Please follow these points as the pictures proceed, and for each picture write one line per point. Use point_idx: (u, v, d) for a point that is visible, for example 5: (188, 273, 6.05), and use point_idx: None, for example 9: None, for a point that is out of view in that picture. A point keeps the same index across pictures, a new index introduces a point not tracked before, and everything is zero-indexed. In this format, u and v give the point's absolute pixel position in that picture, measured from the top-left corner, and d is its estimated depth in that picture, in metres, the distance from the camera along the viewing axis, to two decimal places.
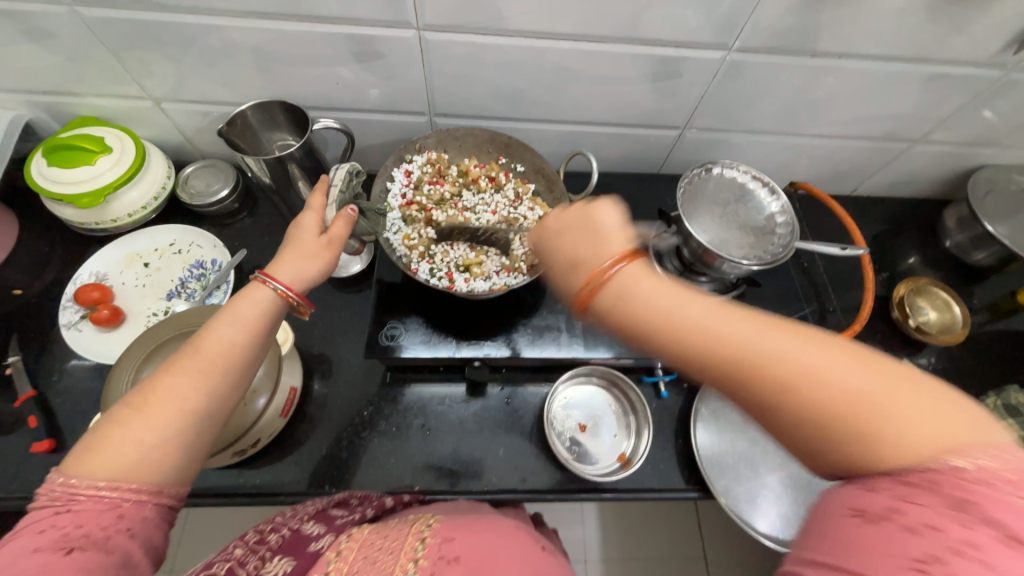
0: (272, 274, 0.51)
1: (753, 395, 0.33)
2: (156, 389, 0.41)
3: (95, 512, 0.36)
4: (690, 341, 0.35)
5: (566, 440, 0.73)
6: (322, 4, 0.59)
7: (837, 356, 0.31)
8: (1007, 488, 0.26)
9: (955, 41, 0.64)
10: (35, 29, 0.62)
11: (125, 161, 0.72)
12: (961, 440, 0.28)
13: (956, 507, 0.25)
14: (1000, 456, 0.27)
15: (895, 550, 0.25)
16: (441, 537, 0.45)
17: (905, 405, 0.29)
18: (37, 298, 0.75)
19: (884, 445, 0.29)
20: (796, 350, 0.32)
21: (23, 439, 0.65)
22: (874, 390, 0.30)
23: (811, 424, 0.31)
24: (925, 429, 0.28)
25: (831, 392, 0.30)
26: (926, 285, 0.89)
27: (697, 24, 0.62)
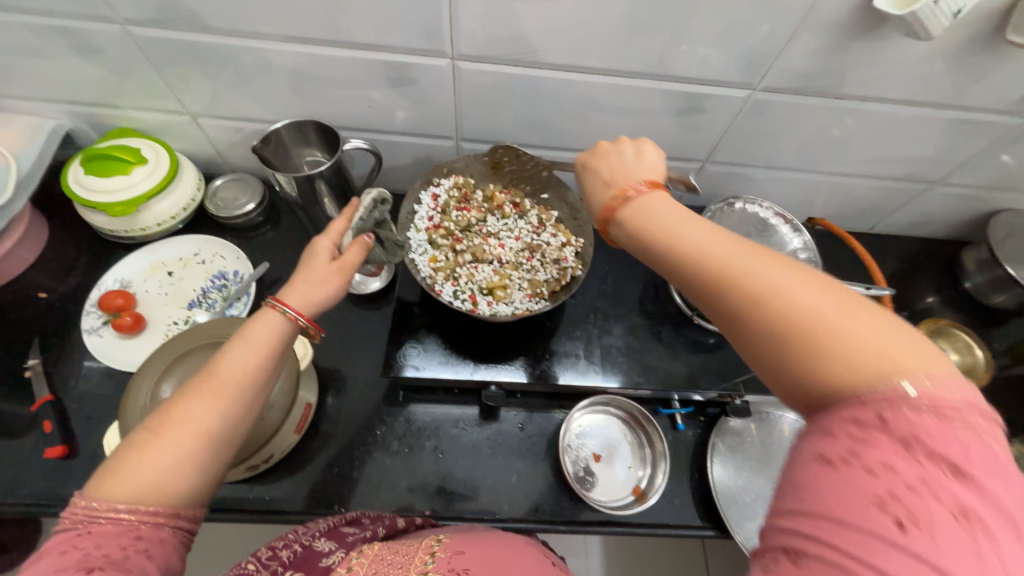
0: (283, 299, 0.49)
1: (723, 304, 0.35)
2: (172, 413, 0.41)
3: (113, 534, 0.36)
4: (681, 255, 0.38)
5: (579, 469, 0.72)
6: (362, 32, 0.61)
7: (810, 285, 0.32)
8: (941, 416, 0.27)
9: (976, 89, 0.66)
10: (86, 45, 0.64)
11: (159, 172, 0.74)
12: (903, 365, 0.29)
13: (902, 444, 0.27)
14: (950, 391, 0.28)
15: (861, 491, 0.26)
16: (451, 550, 0.47)
17: (858, 327, 0.30)
18: (61, 302, 0.76)
19: (836, 362, 0.30)
20: (766, 267, 0.34)
21: (37, 444, 0.65)
22: (836, 313, 0.31)
23: (768, 334, 0.33)
24: (870, 343, 0.30)
25: (794, 308, 0.32)
26: (945, 326, 0.88)
27: (723, 63, 0.64)
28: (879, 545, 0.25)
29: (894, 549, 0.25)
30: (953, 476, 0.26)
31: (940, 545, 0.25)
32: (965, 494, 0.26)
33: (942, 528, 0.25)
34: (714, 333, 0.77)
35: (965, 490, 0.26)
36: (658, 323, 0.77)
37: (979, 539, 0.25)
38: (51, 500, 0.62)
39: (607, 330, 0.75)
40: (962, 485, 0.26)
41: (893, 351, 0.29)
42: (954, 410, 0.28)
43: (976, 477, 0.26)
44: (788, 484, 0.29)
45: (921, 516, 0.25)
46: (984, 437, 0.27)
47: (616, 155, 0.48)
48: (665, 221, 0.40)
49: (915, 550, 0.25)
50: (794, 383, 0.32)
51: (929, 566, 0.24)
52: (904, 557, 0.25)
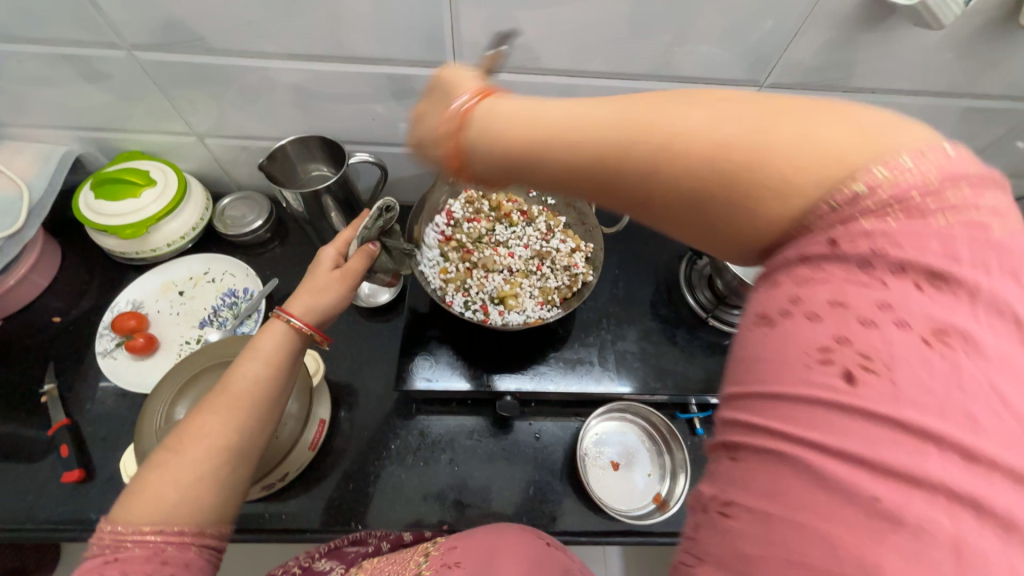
0: (288, 307, 0.50)
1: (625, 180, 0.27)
2: (189, 430, 0.41)
3: (140, 559, 0.36)
4: (558, 140, 0.28)
5: (597, 478, 0.70)
6: (364, 46, 0.62)
7: (717, 108, 0.26)
8: (910, 211, 0.22)
9: (989, 76, 0.64)
10: (94, 71, 0.65)
11: (168, 193, 0.74)
12: (856, 156, 0.23)
13: (859, 268, 0.22)
14: (922, 165, 0.22)
15: (798, 343, 0.22)
16: (445, 548, 0.51)
17: (788, 129, 0.24)
18: (74, 325, 0.77)
19: (778, 184, 0.24)
20: (654, 106, 0.27)
21: (54, 468, 0.65)
22: (762, 123, 0.24)
23: (694, 186, 0.26)
24: (811, 147, 0.24)
25: (708, 146, 0.25)
26: None
27: (729, 62, 0.63)
28: (828, 412, 0.21)
29: (837, 412, 0.21)
30: (920, 286, 0.21)
31: (901, 382, 0.20)
32: (938, 309, 0.21)
33: (905, 362, 0.20)
34: (729, 335, 0.76)
35: (933, 301, 0.21)
36: (672, 327, 0.76)
37: (958, 361, 0.20)
38: (70, 525, 0.62)
39: (620, 335, 0.74)
40: (934, 294, 0.21)
41: (842, 144, 0.23)
42: (938, 186, 0.22)
43: (954, 280, 0.21)
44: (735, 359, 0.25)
45: (878, 357, 0.21)
46: (970, 213, 0.22)
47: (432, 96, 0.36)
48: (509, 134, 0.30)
49: (870, 405, 0.20)
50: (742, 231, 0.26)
51: (890, 421, 0.20)
52: (861, 414, 0.20)
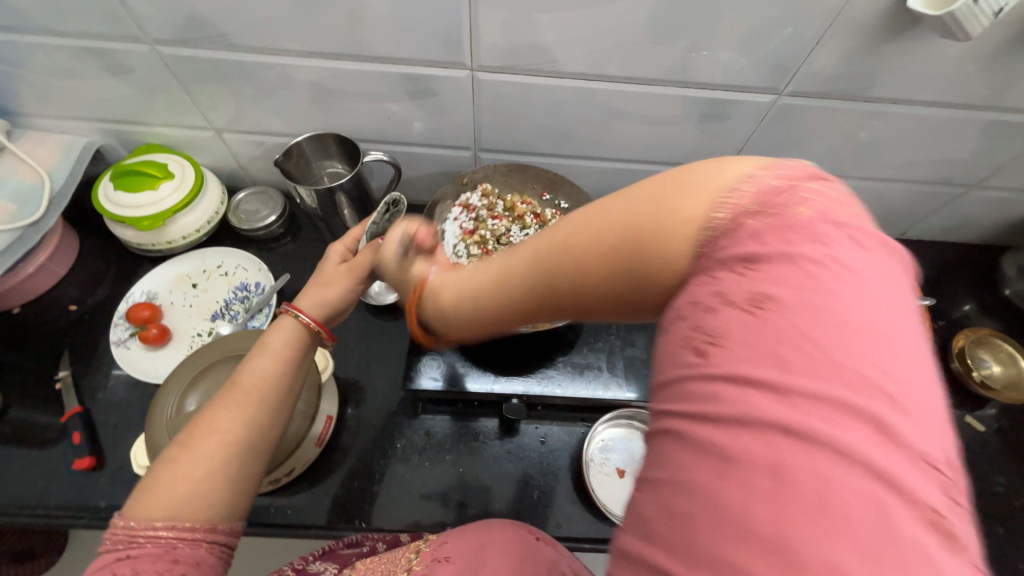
0: (298, 305, 0.52)
1: (556, 289, 0.30)
2: (201, 426, 0.41)
3: (153, 556, 0.36)
4: (485, 286, 0.34)
5: (603, 486, 0.68)
6: (383, 45, 0.62)
7: (577, 216, 0.30)
8: (824, 225, 0.25)
9: (1016, 89, 0.63)
10: (117, 65, 0.66)
11: (186, 186, 0.75)
12: (708, 202, 0.26)
13: (728, 261, 0.25)
14: (762, 179, 0.26)
15: (675, 339, 0.25)
16: (437, 543, 0.52)
17: (663, 202, 0.27)
18: (89, 314, 0.78)
19: (660, 249, 0.26)
20: (549, 231, 0.31)
21: (65, 454, 0.66)
22: (616, 209, 0.28)
23: (602, 271, 0.28)
24: (674, 207, 0.26)
25: (583, 245, 0.29)
26: (988, 335, 0.84)
27: (748, 69, 0.62)
28: (702, 390, 0.23)
29: (706, 384, 0.23)
30: (826, 271, 0.23)
31: (743, 347, 0.23)
32: (774, 280, 0.23)
33: (741, 327, 0.23)
34: None
35: (819, 274, 0.23)
36: None
37: (778, 321, 0.23)
38: (79, 512, 0.63)
39: (629, 341, 0.74)
40: (755, 274, 0.24)
41: (694, 196, 0.26)
42: (779, 194, 0.26)
43: (769, 262, 0.24)
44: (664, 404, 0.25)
45: (720, 329, 0.23)
46: (846, 219, 0.25)
47: (395, 268, 0.50)
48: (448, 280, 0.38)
49: (726, 369, 0.22)
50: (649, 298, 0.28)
51: (739, 381, 0.22)
52: (802, 396, 0.21)
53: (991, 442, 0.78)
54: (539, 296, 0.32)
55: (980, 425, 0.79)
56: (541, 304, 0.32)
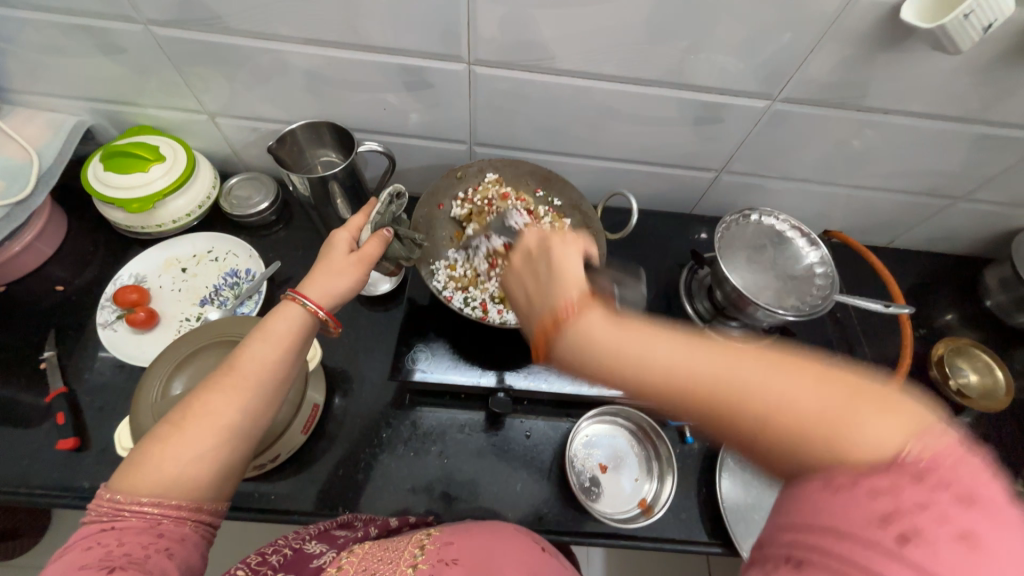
0: (303, 291, 0.49)
1: (721, 422, 0.33)
2: (194, 406, 0.41)
3: (137, 530, 0.37)
4: (655, 379, 0.35)
5: (585, 480, 0.71)
6: (379, 34, 0.61)
7: (786, 381, 0.32)
8: (943, 469, 0.27)
9: (1005, 104, 0.64)
10: (110, 44, 0.65)
11: (177, 169, 0.75)
12: (909, 434, 0.29)
13: (916, 477, 0.27)
14: (940, 445, 0.28)
15: (861, 515, 0.27)
16: (441, 543, 0.49)
17: (863, 424, 0.29)
18: (77, 294, 0.77)
19: (839, 446, 0.29)
20: (741, 366, 0.33)
21: (49, 434, 0.66)
22: (816, 403, 0.31)
23: (761, 433, 0.32)
24: (864, 430, 0.29)
25: (775, 408, 0.32)
26: (967, 346, 0.86)
27: (744, 73, 0.63)
28: (875, 557, 0.26)
29: (888, 560, 0.26)
30: (957, 503, 0.26)
31: (937, 556, 0.25)
32: (972, 520, 0.26)
33: (945, 547, 0.25)
34: None
35: (965, 512, 0.26)
36: None
37: (985, 565, 0.25)
38: (61, 492, 0.63)
39: None
40: (878, 485, 0.28)
41: (890, 427, 0.29)
42: (957, 462, 0.27)
43: (921, 488, 0.27)
44: (799, 508, 0.30)
45: (927, 532, 0.26)
46: (993, 488, 0.27)
47: (535, 266, 0.44)
48: (614, 339, 0.37)
49: (917, 562, 0.25)
50: (804, 470, 0.31)
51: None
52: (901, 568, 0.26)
53: None
54: (703, 406, 0.34)
55: None
56: (694, 414, 0.35)
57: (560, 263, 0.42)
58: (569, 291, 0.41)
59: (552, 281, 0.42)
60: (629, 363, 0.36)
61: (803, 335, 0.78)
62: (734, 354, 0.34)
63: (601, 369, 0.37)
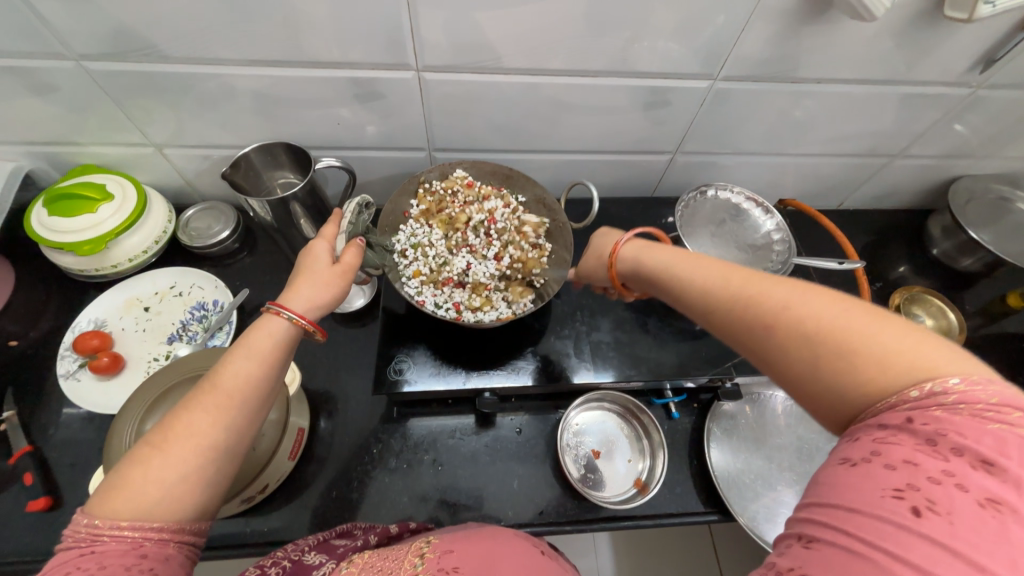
0: (286, 304, 0.47)
1: (754, 341, 0.38)
2: (175, 426, 0.39)
3: (118, 553, 0.34)
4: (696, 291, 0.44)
5: (580, 466, 0.72)
6: (324, 50, 0.61)
7: (821, 298, 0.36)
8: (973, 412, 0.29)
9: (923, 64, 0.68)
10: (40, 84, 0.63)
11: (127, 207, 0.72)
12: (933, 363, 0.31)
13: (928, 442, 0.29)
14: (983, 389, 0.29)
15: (880, 488, 0.28)
16: (440, 551, 0.45)
17: (892, 341, 0.32)
18: (34, 348, 0.74)
19: (861, 361, 0.32)
20: (770, 287, 0.38)
21: (17, 496, 0.63)
22: (860, 320, 0.34)
23: (804, 359, 0.35)
24: (889, 343, 0.32)
25: (807, 320, 0.35)
26: (918, 293, 0.91)
27: (683, 56, 0.65)
28: (896, 533, 0.27)
29: (897, 532, 0.27)
30: (977, 467, 0.28)
31: (957, 527, 0.26)
32: (991, 483, 0.27)
33: (965, 517, 0.27)
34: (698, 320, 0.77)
35: (993, 484, 0.27)
36: (644, 315, 0.77)
37: (1007, 528, 0.26)
38: (36, 556, 0.59)
39: (595, 326, 0.75)
40: (885, 447, 0.30)
41: (919, 350, 0.31)
42: (984, 410, 0.29)
43: (1000, 474, 0.27)
44: (819, 481, 0.32)
45: (941, 504, 0.27)
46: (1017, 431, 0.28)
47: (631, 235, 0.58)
48: (674, 265, 0.47)
49: (933, 537, 0.26)
50: (831, 395, 0.34)
51: (942, 547, 0.26)
52: (922, 543, 0.26)
53: None
54: (734, 324, 0.40)
55: None
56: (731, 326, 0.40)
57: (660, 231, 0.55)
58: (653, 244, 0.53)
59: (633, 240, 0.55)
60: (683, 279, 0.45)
61: None
62: (778, 281, 0.39)
63: (660, 277, 0.49)
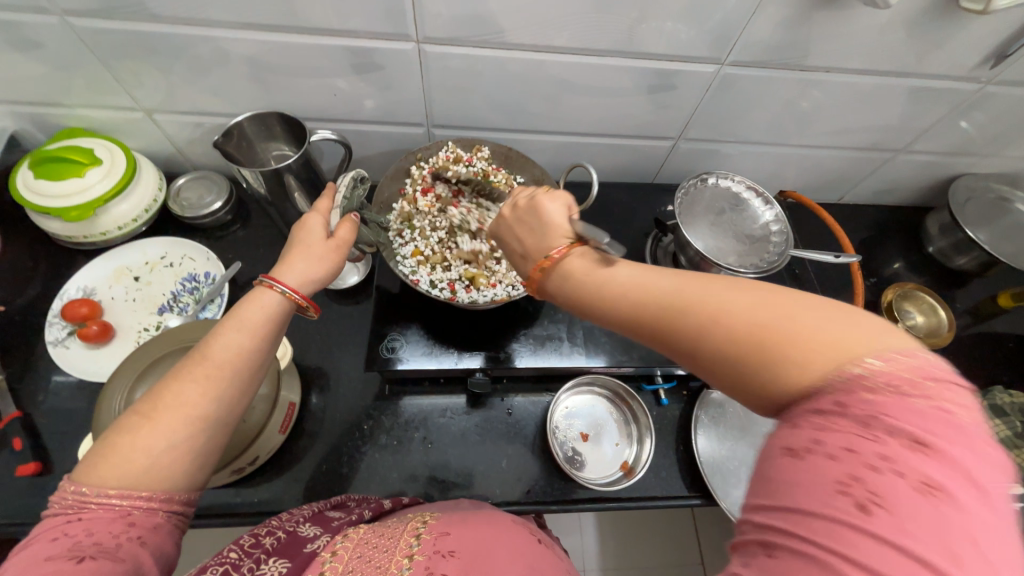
0: (278, 278, 0.46)
1: (684, 349, 0.35)
2: (163, 397, 0.38)
3: (105, 520, 0.34)
4: (613, 304, 0.39)
5: (568, 449, 0.73)
6: (321, 15, 0.59)
7: (736, 294, 0.33)
8: (901, 390, 0.26)
9: (934, 57, 0.67)
10: (23, 40, 0.60)
11: (116, 172, 0.70)
12: (855, 344, 0.28)
13: (864, 424, 0.26)
14: (902, 360, 0.27)
15: (825, 481, 0.25)
16: (436, 532, 0.46)
17: (811, 327, 0.30)
18: (21, 314, 0.73)
19: (797, 363, 0.29)
20: (687, 288, 0.35)
21: (5, 461, 0.63)
22: (778, 315, 0.31)
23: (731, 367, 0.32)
24: (816, 334, 0.29)
25: (732, 325, 0.32)
26: (912, 289, 0.92)
27: (691, 38, 0.63)
28: (844, 534, 0.23)
29: (849, 532, 0.23)
30: (913, 447, 0.25)
31: (901, 519, 0.23)
32: (928, 465, 0.24)
33: (909, 506, 0.23)
34: None
35: (932, 465, 0.24)
36: None
37: (949, 515, 0.23)
38: (25, 519, 0.60)
39: None
40: (828, 433, 0.26)
41: (844, 337, 0.29)
42: (917, 383, 0.26)
43: (942, 448, 0.25)
44: (758, 481, 0.28)
45: (885, 497, 0.24)
46: (947, 405, 0.26)
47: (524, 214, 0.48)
48: (583, 278, 0.42)
49: (880, 533, 0.23)
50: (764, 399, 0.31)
51: (892, 548, 0.23)
52: (872, 543, 0.23)
53: None
54: (660, 334, 0.36)
55: None
56: (656, 334, 0.36)
57: (551, 216, 0.45)
58: (553, 240, 0.44)
59: (535, 228, 0.46)
60: (607, 283, 0.40)
61: None
62: (693, 283, 0.35)
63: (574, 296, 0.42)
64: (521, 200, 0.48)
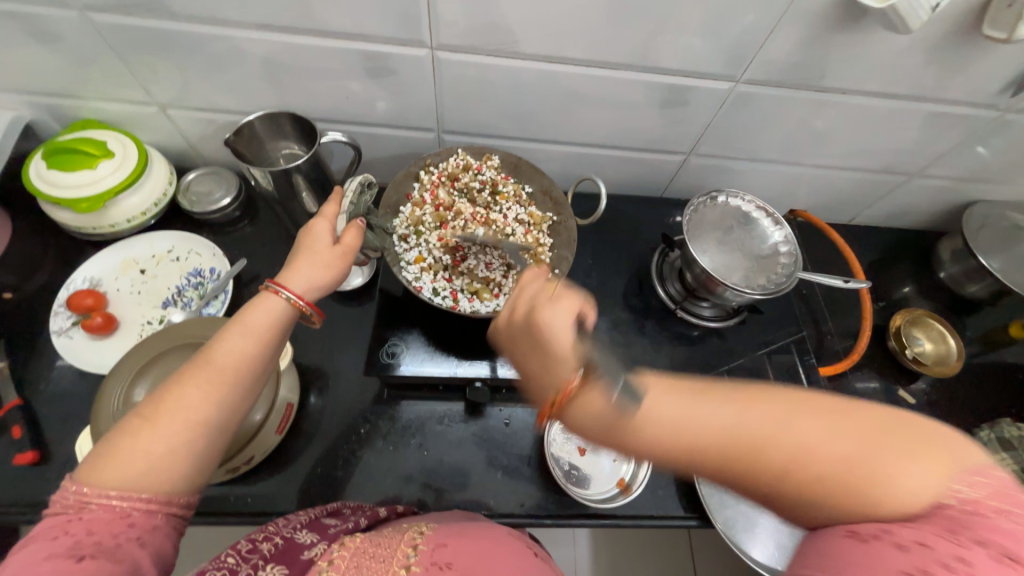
0: (284, 283, 0.47)
1: (773, 492, 0.33)
2: (167, 399, 0.38)
3: (105, 520, 0.34)
4: (694, 445, 0.34)
5: (565, 463, 0.72)
6: (337, 20, 0.59)
7: (819, 424, 0.33)
8: (986, 510, 0.29)
9: (954, 82, 0.66)
10: (43, 32, 0.61)
11: (128, 166, 0.71)
12: (932, 470, 0.30)
13: (945, 529, 0.29)
14: (982, 483, 0.30)
15: (900, 568, 0.28)
16: (434, 544, 0.45)
17: (905, 460, 0.31)
18: (27, 302, 0.73)
19: (888, 498, 0.30)
20: (776, 424, 0.33)
21: (5, 449, 0.63)
22: (869, 446, 0.31)
23: (833, 509, 0.32)
24: (902, 470, 0.31)
25: (835, 465, 0.31)
26: (920, 316, 0.91)
27: (706, 55, 0.63)
28: None
29: None
30: (993, 555, 0.28)
31: None
32: (998, 568, 0.27)
33: None
34: (696, 326, 0.79)
35: (997, 564, 0.27)
36: (642, 318, 0.80)
37: None
38: (21, 508, 0.60)
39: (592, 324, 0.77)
40: (904, 528, 0.29)
41: (922, 463, 0.31)
42: (962, 493, 0.30)
43: (1013, 556, 0.28)
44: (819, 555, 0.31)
45: None
46: (1021, 520, 0.29)
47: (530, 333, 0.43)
48: (609, 415, 0.35)
49: None
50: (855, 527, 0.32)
51: None
52: None
53: (922, 412, 0.84)
54: (748, 482, 0.33)
55: (912, 397, 0.84)
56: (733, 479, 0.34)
57: (554, 329, 0.41)
58: (568, 367, 0.39)
59: (542, 336, 0.41)
60: (644, 408, 0.35)
61: (769, 313, 0.82)
62: (781, 410, 0.33)
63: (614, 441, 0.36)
64: (524, 305, 0.43)
